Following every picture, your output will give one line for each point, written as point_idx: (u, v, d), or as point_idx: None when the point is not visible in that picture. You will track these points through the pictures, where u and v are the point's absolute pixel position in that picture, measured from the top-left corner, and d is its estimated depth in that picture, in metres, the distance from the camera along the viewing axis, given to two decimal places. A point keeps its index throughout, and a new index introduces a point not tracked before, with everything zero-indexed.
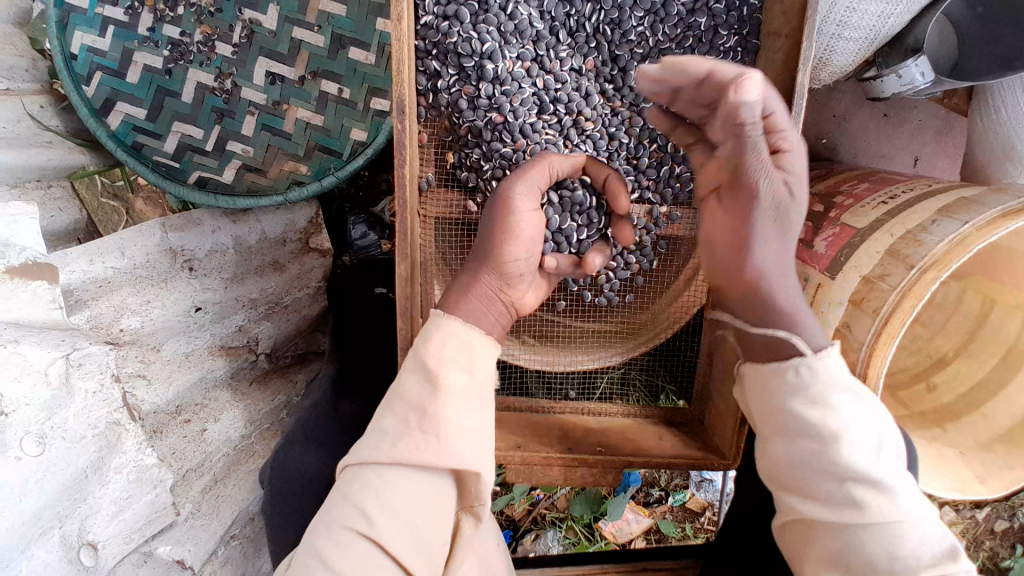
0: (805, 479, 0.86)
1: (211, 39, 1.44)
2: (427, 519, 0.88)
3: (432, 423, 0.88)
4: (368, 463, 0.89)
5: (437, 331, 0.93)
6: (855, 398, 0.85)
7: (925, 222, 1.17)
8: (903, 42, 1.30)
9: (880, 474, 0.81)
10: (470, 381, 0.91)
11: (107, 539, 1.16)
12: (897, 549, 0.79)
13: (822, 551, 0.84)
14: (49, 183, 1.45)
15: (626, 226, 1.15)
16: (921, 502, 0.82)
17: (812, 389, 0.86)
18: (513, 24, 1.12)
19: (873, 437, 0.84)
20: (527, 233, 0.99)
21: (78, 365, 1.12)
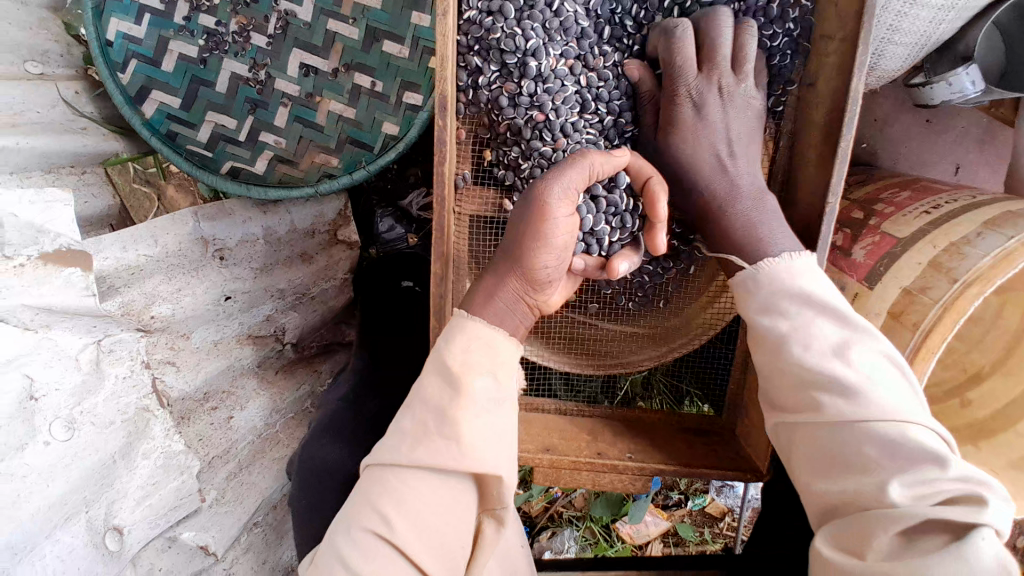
0: (785, 382, 0.89)
1: (246, 30, 1.44)
2: (447, 522, 0.87)
3: (451, 427, 0.87)
4: (390, 464, 0.89)
5: (461, 333, 0.93)
6: (827, 298, 0.89)
7: (970, 235, 1.14)
8: (953, 49, 1.27)
9: (849, 374, 0.83)
10: (493, 385, 0.91)
11: (132, 524, 1.17)
12: (869, 440, 0.79)
13: (811, 457, 0.86)
14: (83, 169, 1.47)
15: (658, 231, 1.05)
16: (905, 392, 0.82)
17: (780, 300, 0.92)
18: (558, 22, 1.11)
19: (843, 339, 0.86)
20: (557, 240, 0.95)
21: (110, 351, 1.16)
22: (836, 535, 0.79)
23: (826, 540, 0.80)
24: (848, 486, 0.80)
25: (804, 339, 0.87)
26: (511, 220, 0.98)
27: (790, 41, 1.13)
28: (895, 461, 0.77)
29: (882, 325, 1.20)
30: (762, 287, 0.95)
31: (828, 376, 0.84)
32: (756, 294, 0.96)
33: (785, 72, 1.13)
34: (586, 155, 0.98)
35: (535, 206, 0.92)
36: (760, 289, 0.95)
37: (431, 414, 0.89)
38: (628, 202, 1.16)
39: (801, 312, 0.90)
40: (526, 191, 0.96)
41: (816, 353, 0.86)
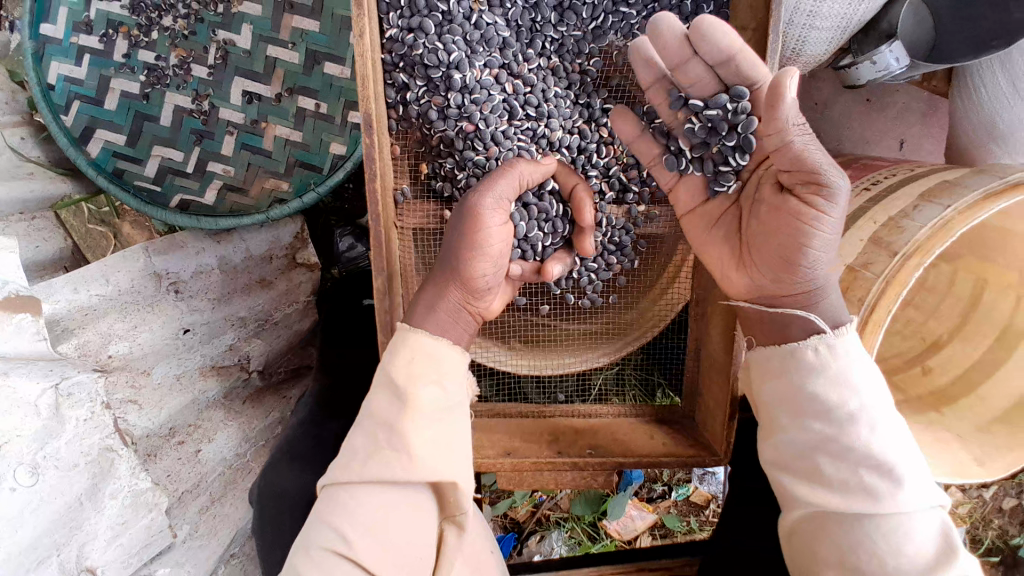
0: (814, 466, 0.90)
1: (186, 62, 1.45)
2: (405, 532, 0.88)
3: (400, 438, 0.88)
4: (343, 482, 0.89)
5: (404, 346, 0.94)
6: (872, 388, 0.88)
7: (907, 208, 1.16)
8: (877, 27, 1.30)
9: (891, 461, 0.85)
10: (439, 395, 0.91)
11: (105, 564, 1.15)
12: (905, 544, 0.83)
13: (831, 540, 0.88)
14: (31, 215, 1.46)
15: (587, 236, 1.17)
16: (928, 488, 0.86)
17: (830, 369, 0.90)
18: (479, 34, 1.12)
19: (889, 425, 0.87)
20: (493, 247, 0.98)
21: (67, 395, 1.13)
22: None
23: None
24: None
25: (848, 431, 0.87)
26: (447, 233, 1.01)
27: None
28: (925, 559, 0.82)
29: None
30: (802, 365, 0.92)
31: (869, 479, 0.85)
32: (791, 366, 0.93)
33: None
34: (513, 167, 1.05)
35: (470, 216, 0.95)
36: (794, 368, 0.93)
37: (379, 427, 0.90)
38: (561, 209, 1.19)
39: (857, 393, 0.88)
40: (461, 202, 1.00)
41: (863, 448, 0.86)
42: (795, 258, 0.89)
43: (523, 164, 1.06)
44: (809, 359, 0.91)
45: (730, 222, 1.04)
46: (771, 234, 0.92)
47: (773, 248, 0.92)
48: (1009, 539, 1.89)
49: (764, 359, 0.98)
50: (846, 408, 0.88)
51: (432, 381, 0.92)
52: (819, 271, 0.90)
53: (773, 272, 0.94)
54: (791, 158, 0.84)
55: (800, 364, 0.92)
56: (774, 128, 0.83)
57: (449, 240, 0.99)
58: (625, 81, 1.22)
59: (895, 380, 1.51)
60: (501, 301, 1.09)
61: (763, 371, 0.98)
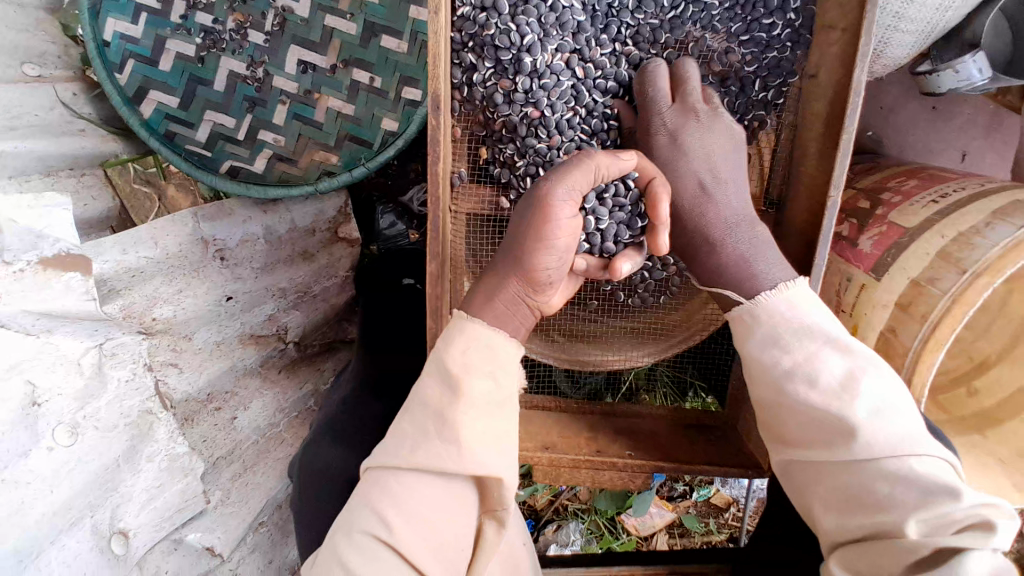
0: (782, 420, 0.91)
1: (243, 27, 1.42)
2: (448, 525, 0.87)
3: (451, 430, 0.87)
4: (390, 467, 0.88)
5: (459, 335, 0.92)
6: (836, 336, 0.88)
7: (979, 225, 1.12)
8: (961, 34, 1.23)
9: (846, 401, 0.84)
10: (491, 388, 0.90)
11: (137, 527, 1.17)
12: (879, 483, 0.79)
13: (821, 493, 0.86)
14: (81, 171, 1.45)
15: (660, 231, 0.95)
16: (906, 424, 0.81)
17: (768, 325, 0.94)
18: (554, 17, 1.09)
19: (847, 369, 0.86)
20: (559, 243, 0.89)
21: (112, 354, 1.14)
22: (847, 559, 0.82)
23: (836, 565, 0.83)
24: (864, 521, 0.81)
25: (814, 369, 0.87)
26: (514, 220, 0.94)
27: (792, 32, 1.13)
28: (912, 498, 0.77)
29: (891, 318, 1.19)
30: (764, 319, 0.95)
31: (843, 416, 0.83)
32: (756, 325, 0.96)
33: (785, 64, 1.14)
34: (593, 155, 0.92)
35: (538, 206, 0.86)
36: (763, 321, 0.95)
37: (432, 413, 0.88)
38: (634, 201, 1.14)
39: (799, 341, 0.90)
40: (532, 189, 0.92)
41: (814, 396, 0.86)
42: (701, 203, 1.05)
43: (601, 151, 0.93)
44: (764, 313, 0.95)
45: None
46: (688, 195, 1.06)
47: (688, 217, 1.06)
48: None
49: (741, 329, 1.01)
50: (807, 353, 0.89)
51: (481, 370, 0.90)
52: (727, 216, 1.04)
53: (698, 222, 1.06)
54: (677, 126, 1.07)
55: (752, 327, 0.96)
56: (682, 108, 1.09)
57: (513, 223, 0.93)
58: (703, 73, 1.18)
59: (940, 399, 1.47)
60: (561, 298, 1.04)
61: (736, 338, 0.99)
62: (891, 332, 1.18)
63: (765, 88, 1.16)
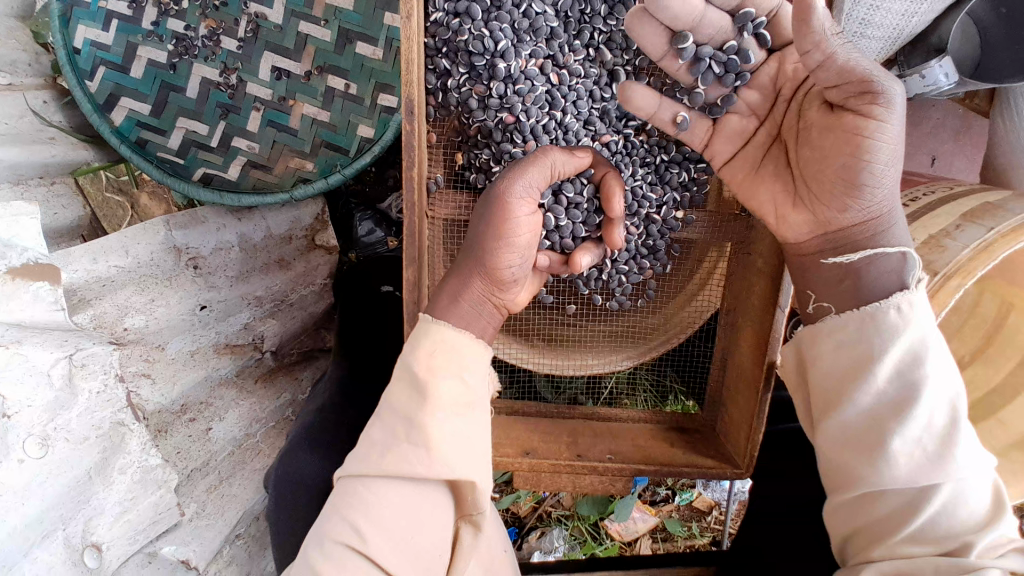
0: (877, 438, 0.85)
1: (216, 33, 1.42)
2: (421, 530, 0.86)
3: (420, 433, 0.86)
4: (358, 475, 0.88)
5: (426, 338, 0.91)
6: (943, 355, 0.85)
7: (949, 227, 1.14)
8: (926, 41, 1.27)
9: (952, 429, 0.83)
10: (459, 389, 0.89)
11: (110, 540, 1.14)
12: (958, 507, 0.83)
13: (881, 511, 0.87)
14: (52, 180, 1.42)
15: (615, 227, 1.07)
16: (983, 458, 0.84)
17: (901, 332, 0.85)
18: (527, 23, 1.10)
19: (953, 395, 0.84)
20: (520, 240, 0.94)
21: (81, 365, 1.11)
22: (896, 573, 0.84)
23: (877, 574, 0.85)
24: (931, 540, 0.84)
25: (922, 389, 0.83)
26: (472, 224, 0.98)
27: None
28: (975, 522, 0.83)
29: None
30: (876, 327, 0.87)
31: (936, 446, 0.82)
32: (870, 331, 0.87)
33: None
34: (548, 154, 0.99)
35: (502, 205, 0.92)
36: (887, 330, 0.86)
37: (405, 417, 0.87)
38: (591, 197, 1.16)
39: (925, 360, 0.84)
40: (489, 189, 0.96)
41: (926, 418, 0.83)
42: (856, 181, 0.86)
43: (555, 150, 1.02)
44: (885, 321, 0.86)
45: (776, 158, 1.00)
46: (822, 160, 0.89)
47: (830, 173, 0.88)
48: None
49: (853, 329, 0.89)
50: (914, 369, 0.84)
51: (451, 373, 0.89)
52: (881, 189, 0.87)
53: (832, 202, 0.90)
54: (839, 66, 0.80)
55: (877, 329, 0.86)
56: (807, 45, 0.80)
57: (471, 228, 0.96)
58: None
59: None
60: (527, 294, 1.06)
61: (816, 342, 0.93)
62: None
63: None
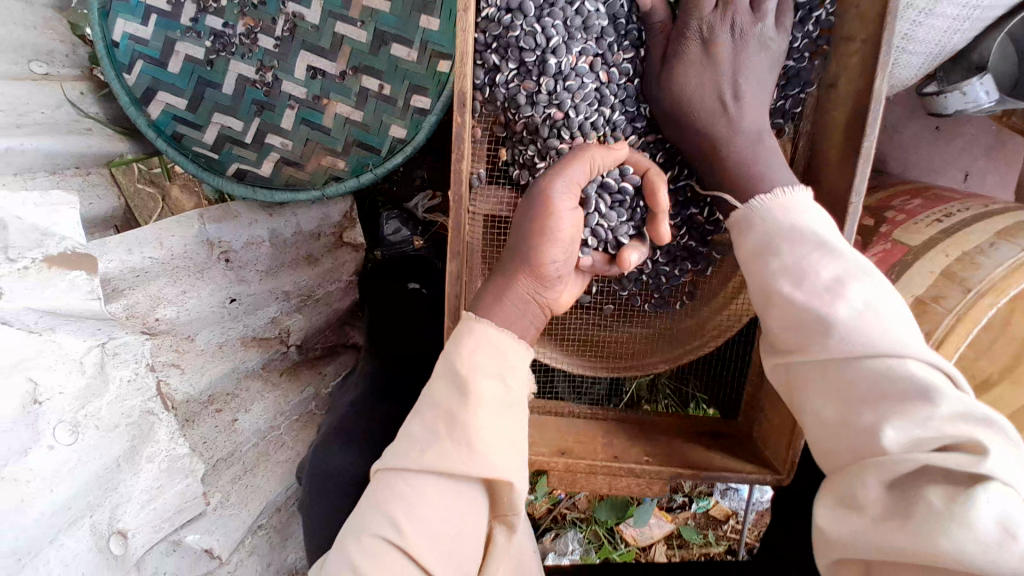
0: (799, 350, 0.86)
1: (253, 32, 1.43)
2: (458, 527, 0.87)
3: (462, 429, 0.87)
4: (397, 470, 0.89)
5: (469, 335, 0.94)
6: (840, 255, 0.85)
7: (982, 244, 1.13)
8: (968, 58, 1.25)
9: (870, 331, 0.78)
10: (500, 388, 0.91)
11: (136, 527, 1.16)
12: (895, 413, 0.74)
13: (823, 424, 0.83)
14: (87, 171, 1.45)
15: (661, 221, 1.09)
16: (929, 359, 0.77)
17: (784, 243, 0.89)
18: (580, 20, 1.11)
19: (865, 293, 0.81)
20: (563, 235, 0.99)
21: (114, 354, 1.16)
22: (839, 505, 0.78)
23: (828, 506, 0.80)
24: (862, 450, 0.77)
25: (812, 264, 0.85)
26: (516, 221, 1.01)
27: (808, 44, 1.13)
28: (919, 430, 0.73)
29: None
30: (768, 218, 0.94)
31: (852, 347, 0.79)
32: (767, 245, 0.92)
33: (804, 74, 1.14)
34: (586, 150, 1.04)
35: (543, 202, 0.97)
36: (779, 238, 0.90)
37: (446, 414, 0.89)
38: (633, 201, 1.17)
39: (819, 261, 0.85)
40: (532, 187, 1.02)
41: (829, 316, 0.81)
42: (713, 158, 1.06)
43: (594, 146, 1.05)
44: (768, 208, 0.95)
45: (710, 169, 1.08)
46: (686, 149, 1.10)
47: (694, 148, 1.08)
48: None
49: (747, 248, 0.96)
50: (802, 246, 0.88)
51: (489, 372, 0.91)
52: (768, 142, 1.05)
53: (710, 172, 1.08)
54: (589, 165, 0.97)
55: (769, 243, 0.91)
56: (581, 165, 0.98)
57: (514, 225, 1.00)
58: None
59: None
60: (569, 295, 1.09)
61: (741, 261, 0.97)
62: None
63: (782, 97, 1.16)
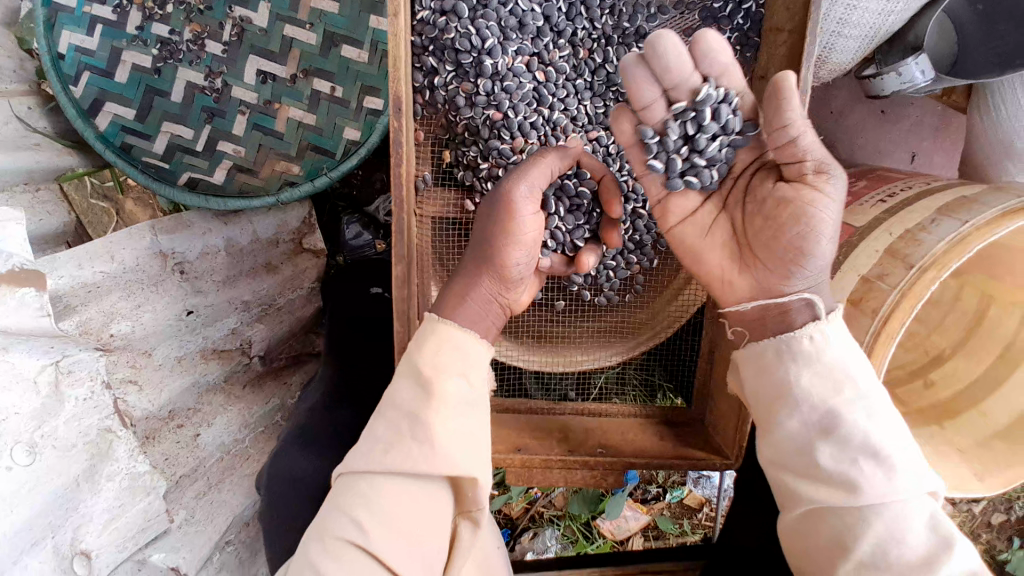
0: (810, 457, 0.86)
1: (200, 37, 1.41)
2: (423, 526, 0.87)
3: (425, 431, 0.86)
4: (361, 472, 0.88)
5: (432, 335, 0.92)
6: (861, 368, 0.87)
7: (925, 221, 1.15)
8: (903, 39, 1.27)
9: (884, 446, 0.82)
10: (464, 386, 0.90)
11: (99, 547, 1.13)
12: (907, 527, 0.80)
13: (826, 536, 0.85)
14: (37, 186, 1.39)
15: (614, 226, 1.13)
16: (928, 479, 0.83)
17: (816, 358, 0.88)
18: (514, 20, 1.11)
19: (878, 406, 0.85)
20: (526, 238, 0.97)
21: (67, 372, 1.10)
22: None
23: None
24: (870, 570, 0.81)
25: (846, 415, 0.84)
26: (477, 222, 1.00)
27: (741, 36, 1.15)
28: (924, 550, 0.79)
29: (844, 313, 1.23)
30: (793, 354, 0.89)
31: (869, 466, 0.82)
32: (783, 358, 0.90)
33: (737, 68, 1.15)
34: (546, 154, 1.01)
35: (502, 206, 0.93)
36: (802, 375, 0.88)
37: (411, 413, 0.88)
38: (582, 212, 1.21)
39: (847, 386, 0.86)
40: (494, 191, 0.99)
41: (859, 436, 0.83)
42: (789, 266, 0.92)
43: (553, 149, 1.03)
44: (801, 347, 0.89)
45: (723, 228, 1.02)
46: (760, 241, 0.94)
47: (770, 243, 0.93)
48: (995, 554, 2.09)
49: (752, 359, 0.95)
50: (831, 396, 0.86)
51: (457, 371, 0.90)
52: (819, 264, 0.91)
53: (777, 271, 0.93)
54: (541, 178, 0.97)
55: (792, 353, 0.89)
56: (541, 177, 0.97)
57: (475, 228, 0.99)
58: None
59: (898, 392, 1.50)
60: (527, 295, 1.09)
61: (742, 370, 0.96)
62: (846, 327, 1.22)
63: None
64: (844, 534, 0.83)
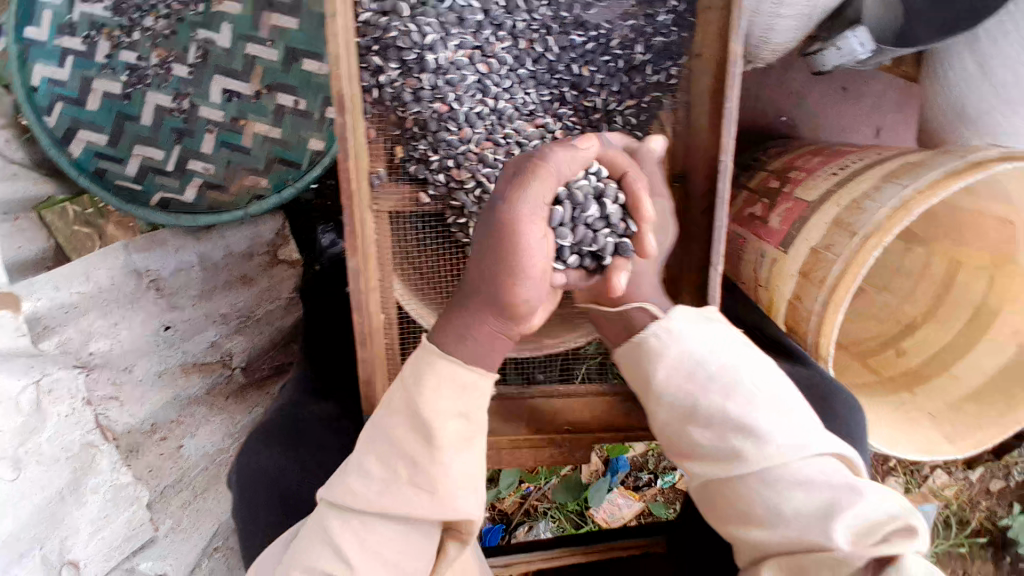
0: (690, 437, 0.90)
1: (166, 62, 1.45)
2: (411, 559, 0.87)
3: (424, 477, 0.84)
4: (353, 510, 0.86)
5: (430, 373, 0.87)
6: (717, 345, 0.92)
7: (869, 189, 1.17)
8: (845, 15, 1.30)
9: (754, 415, 0.85)
10: (463, 424, 0.87)
11: (86, 557, 1.24)
12: (793, 488, 0.81)
13: (732, 510, 0.86)
14: (15, 215, 1.45)
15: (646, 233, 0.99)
16: (814, 434, 0.86)
17: (671, 350, 0.93)
18: (453, 16, 1.17)
19: (741, 373, 0.90)
20: (536, 270, 0.84)
21: (49, 390, 1.18)
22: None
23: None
24: (773, 535, 0.82)
25: (716, 401, 0.88)
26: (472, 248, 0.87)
27: (676, 18, 1.18)
28: (819, 501, 0.79)
29: (796, 286, 1.25)
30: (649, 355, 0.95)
31: (738, 432, 0.86)
32: (643, 358, 0.96)
33: (673, 48, 1.18)
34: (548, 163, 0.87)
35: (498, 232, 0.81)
36: (665, 364, 0.93)
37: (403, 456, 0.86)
38: (619, 218, 1.01)
39: (703, 362, 0.91)
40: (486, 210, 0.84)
41: (727, 413, 0.86)
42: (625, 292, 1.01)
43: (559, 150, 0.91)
44: (653, 347, 0.95)
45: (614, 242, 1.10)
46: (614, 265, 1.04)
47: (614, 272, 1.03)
48: (996, 520, 2.07)
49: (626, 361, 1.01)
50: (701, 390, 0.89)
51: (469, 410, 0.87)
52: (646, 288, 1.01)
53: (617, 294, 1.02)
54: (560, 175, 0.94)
55: (648, 353, 0.95)
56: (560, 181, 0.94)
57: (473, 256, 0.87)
58: (606, 57, 1.21)
59: (869, 362, 1.50)
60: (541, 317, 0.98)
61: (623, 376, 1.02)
62: (797, 299, 1.24)
63: (656, 71, 1.20)
64: (745, 507, 0.85)
